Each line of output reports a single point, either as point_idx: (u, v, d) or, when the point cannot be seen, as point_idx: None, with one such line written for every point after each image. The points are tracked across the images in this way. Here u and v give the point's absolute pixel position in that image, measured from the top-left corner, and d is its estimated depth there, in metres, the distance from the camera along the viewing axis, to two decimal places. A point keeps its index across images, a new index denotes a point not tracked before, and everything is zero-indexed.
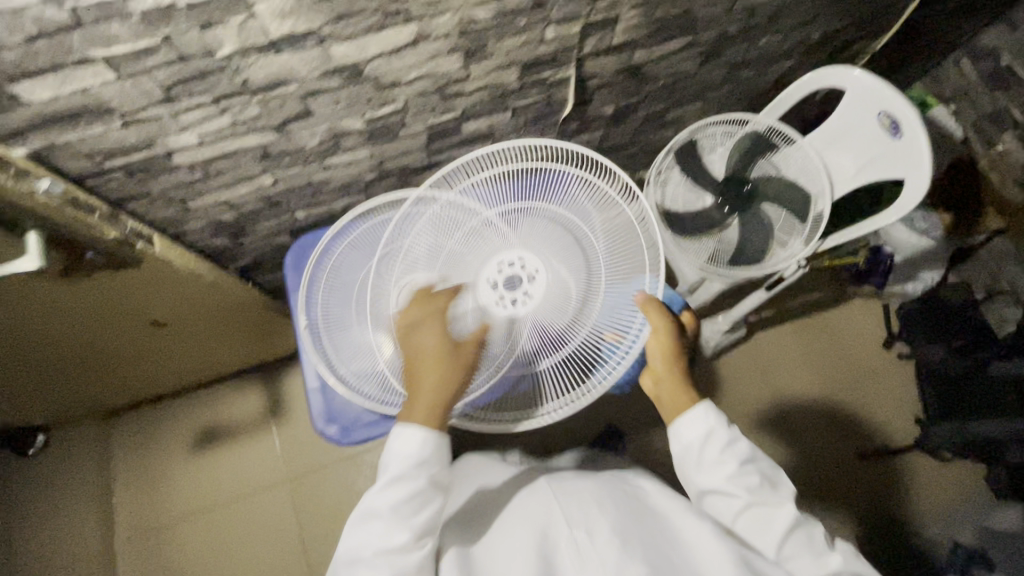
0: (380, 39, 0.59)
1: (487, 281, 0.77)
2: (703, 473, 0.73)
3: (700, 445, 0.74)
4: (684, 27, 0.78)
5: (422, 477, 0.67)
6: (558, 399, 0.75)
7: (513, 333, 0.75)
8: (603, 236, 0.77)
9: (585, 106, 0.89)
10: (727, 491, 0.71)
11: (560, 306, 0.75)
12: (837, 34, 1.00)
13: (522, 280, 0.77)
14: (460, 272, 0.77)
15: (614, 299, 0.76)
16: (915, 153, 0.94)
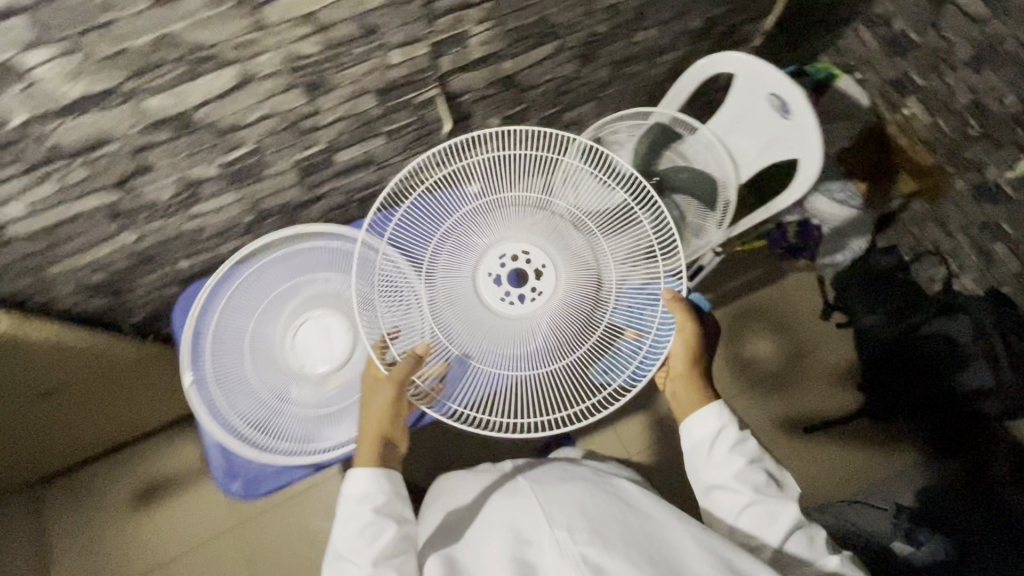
0: (197, 87, 0.56)
1: (492, 278, 0.73)
2: (713, 469, 0.76)
3: (713, 441, 0.77)
4: (545, 34, 0.76)
5: (367, 511, 0.70)
6: (582, 401, 0.73)
7: (525, 332, 0.72)
8: (608, 234, 0.77)
9: (467, 121, 0.87)
10: (735, 488, 0.74)
11: (573, 300, 0.73)
12: (720, 20, 0.99)
13: (530, 275, 0.74)
14: (462, 270, 0.74)
15: (631, 298, 0.76)
16: (806, 133, 0.95)
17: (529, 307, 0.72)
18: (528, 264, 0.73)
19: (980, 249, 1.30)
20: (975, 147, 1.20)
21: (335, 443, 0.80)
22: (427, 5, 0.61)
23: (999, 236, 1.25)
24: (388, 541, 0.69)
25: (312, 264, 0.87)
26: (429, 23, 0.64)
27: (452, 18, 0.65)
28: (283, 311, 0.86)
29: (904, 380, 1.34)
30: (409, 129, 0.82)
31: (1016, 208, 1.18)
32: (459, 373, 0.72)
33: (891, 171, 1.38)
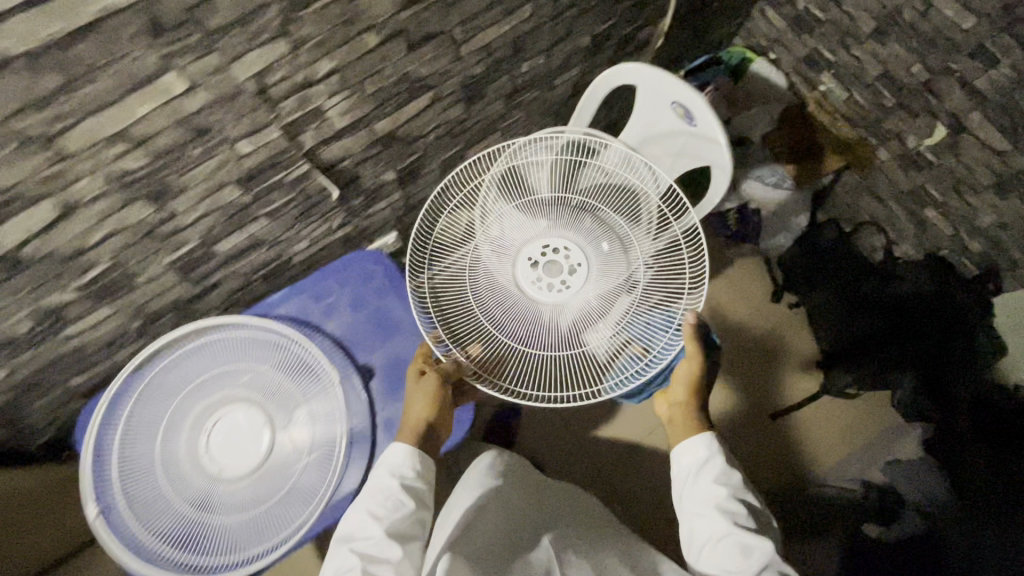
0: (12, 228, 0.51)
1: (528, 263, 0.81)
2: (695, 497, 0.76)
3: (697, 468, 0.79)
4: (416, 89, 0.72)
5: (394, 483, 0.73)
6: (579, 392, 0.79)
7: (544, 323, 0.80)
8: (642, 244, 0.81)
9: (357, 183, 0.83)
10: (712, 517, 0.73)
11: (601, 296, 0.80)
12: (611, 33, 0.95)
13: (562, 267, 0.81)
14: (502, 253, 0.82)
15: (653, 312, 0.80)
16: (714, 139, 0.93)
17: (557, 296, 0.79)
18: (564, 257, 0.80)
19: (913, 216, 1.30)
20: (893, 118, 1.19)
21: (260, 550, 0.75)
22: (261, 93, 0.56)
23: (928, 202, 1.24)
24: (405, 516, 0.70)
25: (211, 361, 0.82)
26: (273, 108, 0.59)
27: (298, 98, 0.60)
28: (187, 417, 0.81)
29: (872, 350, 1.30)
30: (291, 205, 0.77)
31: (940, 173, 1.18)
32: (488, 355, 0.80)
33: (816, 150, 1.36)
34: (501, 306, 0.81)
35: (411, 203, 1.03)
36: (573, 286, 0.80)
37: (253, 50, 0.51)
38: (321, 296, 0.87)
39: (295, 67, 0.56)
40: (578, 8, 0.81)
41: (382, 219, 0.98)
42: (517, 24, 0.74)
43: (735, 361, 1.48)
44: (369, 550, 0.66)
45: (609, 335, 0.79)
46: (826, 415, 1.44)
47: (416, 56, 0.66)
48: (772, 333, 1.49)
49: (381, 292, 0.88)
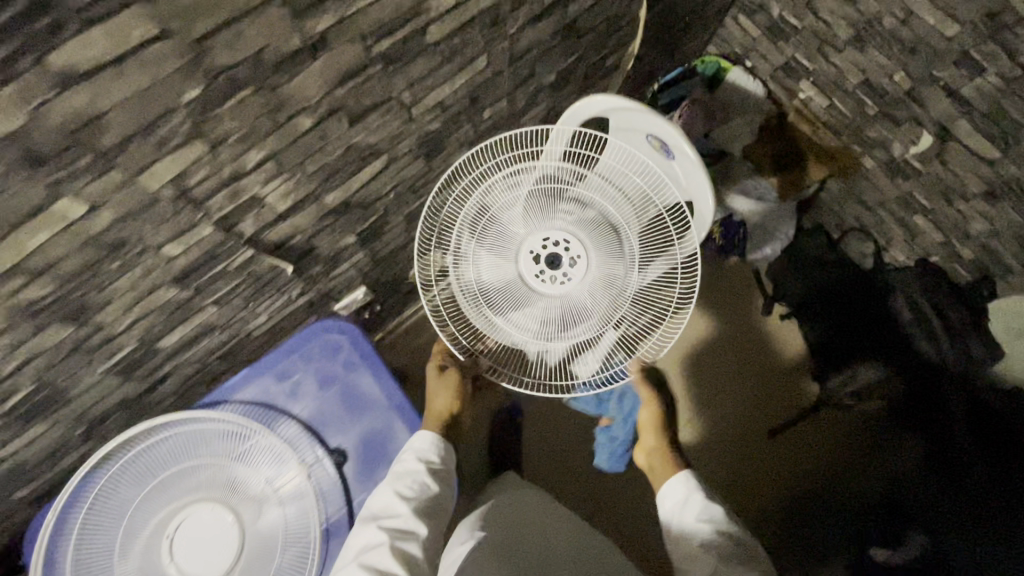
0: None
1: (533, 256, 0.88)
2: (681, 539, 0.76)
3: (680, 510, 0.79)
4: (366, 157, 0.65)
5: (421, 467, 0.74)
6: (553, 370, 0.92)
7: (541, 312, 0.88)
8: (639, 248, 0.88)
9: (315, 253, 0.76)
10: (696, 558, 0.72)
11: (596, 288, 0.87)
12: (577, 64, 0.89)
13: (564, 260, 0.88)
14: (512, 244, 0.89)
15: (640, 313, 0.89)
16: (693, 172, 0.88)
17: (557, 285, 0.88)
18: (565, 251, 0.86)
19: (902, 222, 1.26)
20: (876, 125, 1.15)
21: None
22: (181, 197, 0.49)
23: (917, 209, 1.20)
24: (430, 502, 0.71)
25: (165, 460, 0.76)
26: (199, 208, 0.52)
27: (228, 192, 0.53)
28: (151, 521, 0.75)
29: (851, 362, 1.30)
30: (240, 288, 0.70)
31: (927, 181, 1.13)
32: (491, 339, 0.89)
33: (798, 158, 1.29)
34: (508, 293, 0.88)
35: (380, 257, 0.96)
36: (573, 277, 0.87)
37: (162, 159, 0.44)
38: (285, 375, 0.82)
39: (218, 164, 0.49)
40: (538, 49, 0.75)
41: (347, 277, 0.91)
42: (472, 76, 0.68)
43: (727, 377, 1.45)
44: (395, 528, 0.67)
45: (599, 326, 0.88)
46: (823, 428, 1.40)
47: (360, 127, 0.60)
48: (763, 346, 1.46)
49: (347, 364, 0.82)
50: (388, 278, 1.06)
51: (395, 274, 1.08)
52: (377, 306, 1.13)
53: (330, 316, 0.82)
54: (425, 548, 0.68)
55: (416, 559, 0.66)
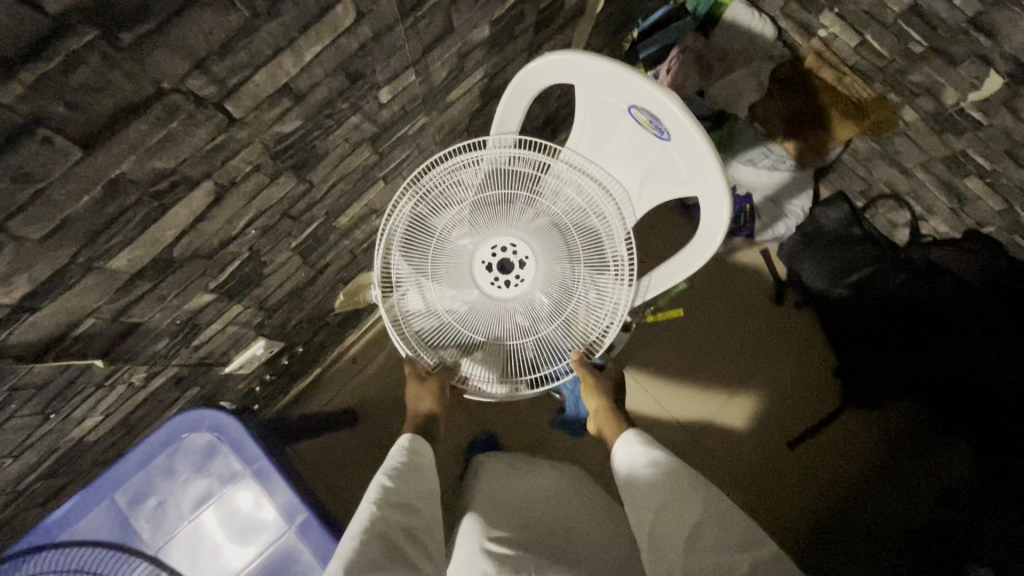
0: None
1: (480, 264, 0.75)
2: (635, 491, 0.62)
3: (629, 466, 0.65)
4: (168, 193, 0.39)
5: (400, 462, 0.64)
6: (499, 383, 0.75)
7: (486, 325, 0.76)
8: (597, 253, 0.73)
9: (145, 328, 0.51)
10: (648, 509, 0.59)
11: (547, 298, 0.75)
12: (523, 9, 0.62)
13: (514, 267, 0.75)
14: (454, 249, 0.75)
15: (597, 328, 0.74)
16: (695, 156, 0.63)
17: (512, 297, 0.75)
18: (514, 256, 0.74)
19: (947, 186, 1.01)
20: (921, 66, 0.89)
21: None
22: None
23: (971, 170, 0.95)
24: (421, 483, 0.62)
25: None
26: None
27: None
28: None
29: (880, 351, 1.07)
30: (15, 404, 0.46)
31: (984, 135, 0.88)
32: (433, 350, 0.76)
33: (819, 119, 1.02)
34: (452, 302, 0.76)
35: (282, 300, 0.71)
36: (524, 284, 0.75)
37: None
38: (138, 498, 0.58)
39: None
40: None
41: (228, 337, 0.66)
42: (333, 38, 0.41)
43: (737, 378, 1.21)
44: (391, 502, 0.57)
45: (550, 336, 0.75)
46: (852, 432, 1.17)
47: (120, 151, 0.34)
48: (780, 341, 1.22)
49: (226, 476, 0.59)
50: (302, 318, 0.81)
51: (312, 312, 0.83)
52: (298, 349, 0.88)
53: (192, 410, 0.57)
54: (424, 522, 0.58)
55: (416, 530, 0.56)
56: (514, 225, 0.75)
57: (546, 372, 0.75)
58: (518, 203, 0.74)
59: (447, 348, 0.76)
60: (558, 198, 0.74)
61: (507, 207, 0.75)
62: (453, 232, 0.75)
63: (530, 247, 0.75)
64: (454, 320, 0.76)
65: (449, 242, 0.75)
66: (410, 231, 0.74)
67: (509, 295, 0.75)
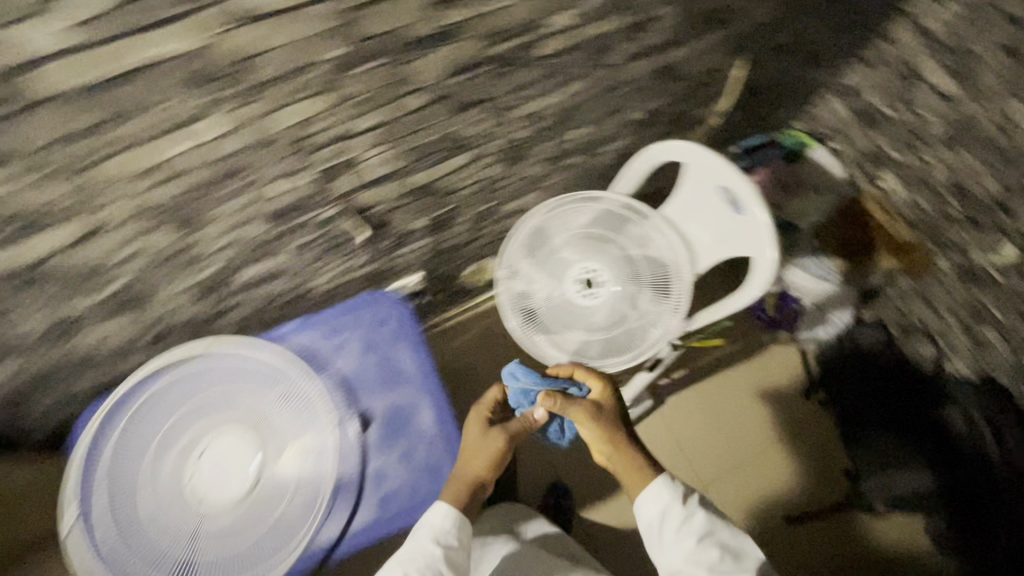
0: (40, 243, 0.52)
1: (577, 269, 1.05)
2: (671, 546, 0.70)
3: (663, 520, 0.72)
4: (454, 147, 0.72)
5: (438, 550, 0.71)
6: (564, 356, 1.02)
7: (569, 313, 1.04)
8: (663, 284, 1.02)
9: (386, 227, 0.83)
10: (687, 565, 0.67)
11: (618, 305, 1.03)
12: (666, 109, 0.94)
13: (598, 278, 1.05)
14: (563, 254, 1.06)
15: (647, 339, 1.01)
16: (753, 231, 0.91)
17: (592, 299, 1.04)
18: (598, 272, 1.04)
19: (969, 331, 1.20)
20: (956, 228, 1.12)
21: None
22: (298, 141, 0.56)
23: (988, 320, 1.14)
24: None
25: (208, 383, 0.81)
26: (306, 155, 0.59)
27: (333, 148, 0.60)
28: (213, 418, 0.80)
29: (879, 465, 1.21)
30: (316, 242, 0.77)
31: (1002, 293, 1.09)
32: (525, 318, 1.05)
33: (866, 247, 1.34)
34: (550, 289, 1.05)
35: (442, 250, 1.03)
36: (604, 292, 1.04)
37: (292, 103, 0.51)
38: (334, 333, 0.87)
39: (329, 120, 0.56)
40: (631, 85, 0.80)
41: (406, 261, 0.97)
42: (564, 95, 0.73)
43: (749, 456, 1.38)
44: None
45: (612, 333, 1.03)
46: (846, 531, 1.30)
47: (457, 117, 0.66)
48: (798, 430, 1.39)
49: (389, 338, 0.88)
50: (442, 272, 1.12)
51: (448, 271, 1.13)
52: (425, 298, 1.19)
53: (389, 290, 0.88)
54: None
55: None
56: (609, 249, 1.05)
57: (602, 359, 1.02)
58: (616, 238, 1.05)
59: (536, 319, 1.04)
60: (643, 241, 1.04)
61: (611, 236, 1.05)
62: (567, 243, 1.06)
63: (615, 268, 1.04)
64: (546, 302, 1.05)
65: (562, 247, 1.06)
66: (538, 233, 1.05)
67: (585, 301, 1.04)
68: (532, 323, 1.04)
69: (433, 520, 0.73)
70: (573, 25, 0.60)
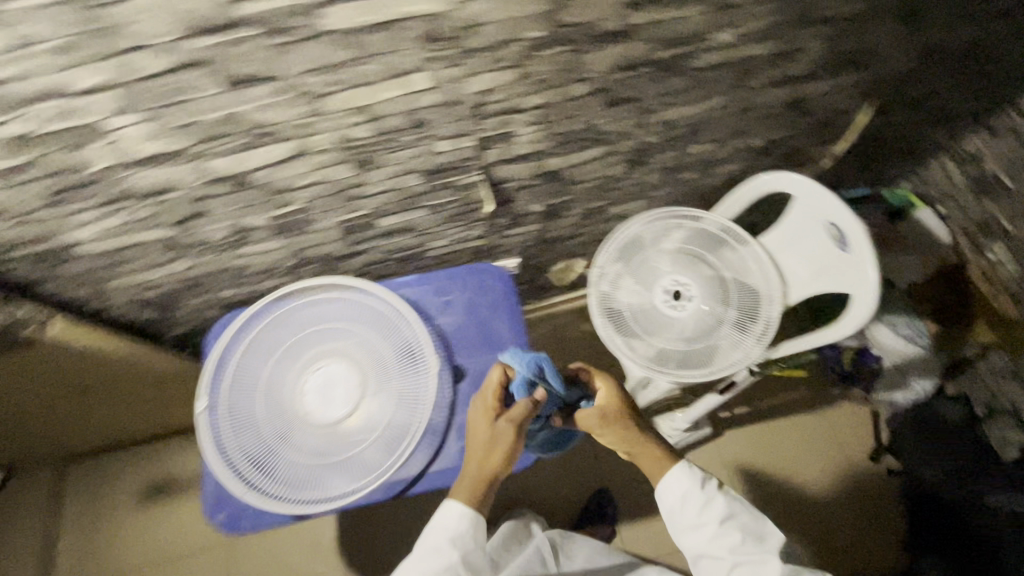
0: (257, 155, 0.62)
1: (668, 280, 1.09)
2: (693, 531, 0.76)
3: (684, 503, 0.76)
4: (592, 139, 0.79)
5: (456, 554, 0.74)
6: (641, 359, 1.05)
7: (653, 320, 1.07)
8: (749, 309, 1.05)
9: (509, 204, 0.90)
10: (710, 544, 0.74)
11: (701, 322, 1.06)
12: (786, 141, 0.97)
13: (687, 291, 1.08)
14: (656, 262, 1.10)
15: (726, 358, 1.03)
16: (856, 269, 0.92)
17: (677, 311, 1.07)
18: (687, 287, 1.07)
19: None
20: None
21: (320, 504, 0.81)
22: (476, 107, 0.65)
23: None
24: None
25: (324, 315, 0.90)
26: (476, 121, 0.67)
27: (499, 119, 0.68)
28: (326, 347, 0.88)
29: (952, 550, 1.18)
30: (449, 205, 0.86)
31: None
32: (609, 316, 1.08)
33: (962, 314, 1.34)
34: (637, 293, 1.09)
35: (544, 240, 1.10)
36: (689, 306, 1.07)
37: (484, 71, 0.59)
38: (442, 292, 0.94)
39: (507, 93, 0.64)
40: (760, 111, 0.85)
41: (512, 242, 1.05)
42: (701, 108, 0.79)
43: (800, 506, 1.36)
44: None
45: (692, 346, 1.05)
46: None
47: (606, 111, 0.73)
48: (857, 491, 1.37)
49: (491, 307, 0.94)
50: (536, 262, 1.18)
51: (541, 262, 1.20)
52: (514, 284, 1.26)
53: (499, 264, 0.95)
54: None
55: None
56: (701, 266, 1.09)
57: (677, 370, 1.04)
58: (710, 258, 1.09)
59: (619, 319, 1.08)
60: (736, 265, 1.07)
61: (706, 255, 1.09)
62: (662, 254, 1.10)
63: (704, 285, 1.07)
64: (632, 304, 1.08)
65: (656, 257, 1.10)
66: (636, 240, 1.10)
67: (670, 311, 1.07)
68: (614, 321, 1.08)
69: (446, 523, 0.75)
70: (730, 43, 0.66)
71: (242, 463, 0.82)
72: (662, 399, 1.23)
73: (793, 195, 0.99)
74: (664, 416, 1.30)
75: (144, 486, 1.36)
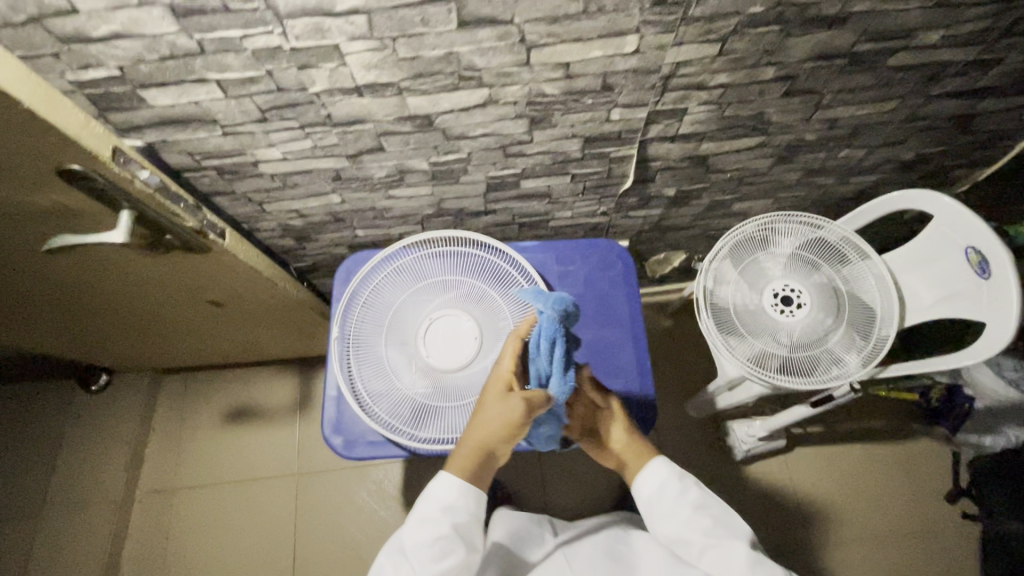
0: (451, 97, 0.64)
1: (778, 284, 1.07)
2: (666, 521, 0.73)
3: (661, 492, 0.74)
4: (752, 128, 0.78)
5: (445, 521, 0.68)
6: (740, 359, 1.03)
7: (758, 321, 1.05)
8: (861, 325, 1.03)
9: (646, 184, 0.91)
10: (684, 531, 0.72)
11: (809, 330, 1.03)
12: (935, 157, 0.95)
13: (797, 298, 1.06)
14: (769, 265, 1.08)
15: (830, 370, 1.01)
16: (995, 297, 0.88)
17: (784, 315, 1.05)
18: (799, 293, 1.05)
19: None
20: None
21: (427, 443, 0.85)
22: (664, 79, 0.65)
23: None
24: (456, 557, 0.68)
25: (451, 266, 0.92)
26: (658, 93, 0.68)
27: (680, 93, 0.69)
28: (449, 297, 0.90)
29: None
30: (591, 177, 0.87)
31: None
32: (713, 311, 1.07)
33: None
34: (745, 293, 1.07)
35: (658, 226, 1.10)
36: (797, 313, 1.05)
37: (690, 43, 0.60)
38: (563, 262, 0.96)
39: (700, 68, 0.64)
40: (925, 122, 0.82)
41: (629, 223, 1.06)
42: (869, 111, 0.78)
43: (862, 535, 1.33)
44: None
45: (794, 354, 1.03)
46: None
47: (780, 99, 0.72)
48: (928, 534, 1.32)
49: (610, 284, 0.95)
50: (641, 247, 1.19)
51: (645, 248, 1.20)
52: None
53: (623, 244, 0.96)
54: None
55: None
56: (816, 275, 1.06)
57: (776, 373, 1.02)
58: (824, 269, 1.07)
59: (723, 316, 1.07)
60: (853, 279, 1.05)
61: (824, 264, 1.06)
62: (777, 257, 1.09)
63: (817, 294, 1.05)
64: (738, 303, 1.07)
65: (770, 259, 1.09)
66: (754, 239, 1.08)
67: (777, 314, 1.05)
68: (717, 317, 1.07)
69: (438, 488, 0.70)
70: (931, 44, 0.65)
71: (362, 392, 0.86)
72: (745, 403, 1.22)
73: (933, 213, 0.96)
74: (741, 421, 1.31)
75: (229, 408, 1.44)
